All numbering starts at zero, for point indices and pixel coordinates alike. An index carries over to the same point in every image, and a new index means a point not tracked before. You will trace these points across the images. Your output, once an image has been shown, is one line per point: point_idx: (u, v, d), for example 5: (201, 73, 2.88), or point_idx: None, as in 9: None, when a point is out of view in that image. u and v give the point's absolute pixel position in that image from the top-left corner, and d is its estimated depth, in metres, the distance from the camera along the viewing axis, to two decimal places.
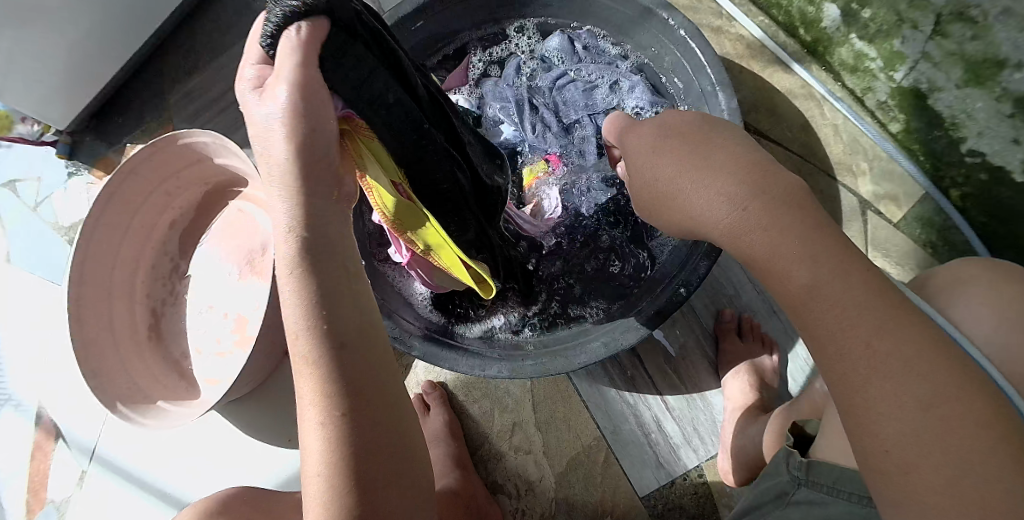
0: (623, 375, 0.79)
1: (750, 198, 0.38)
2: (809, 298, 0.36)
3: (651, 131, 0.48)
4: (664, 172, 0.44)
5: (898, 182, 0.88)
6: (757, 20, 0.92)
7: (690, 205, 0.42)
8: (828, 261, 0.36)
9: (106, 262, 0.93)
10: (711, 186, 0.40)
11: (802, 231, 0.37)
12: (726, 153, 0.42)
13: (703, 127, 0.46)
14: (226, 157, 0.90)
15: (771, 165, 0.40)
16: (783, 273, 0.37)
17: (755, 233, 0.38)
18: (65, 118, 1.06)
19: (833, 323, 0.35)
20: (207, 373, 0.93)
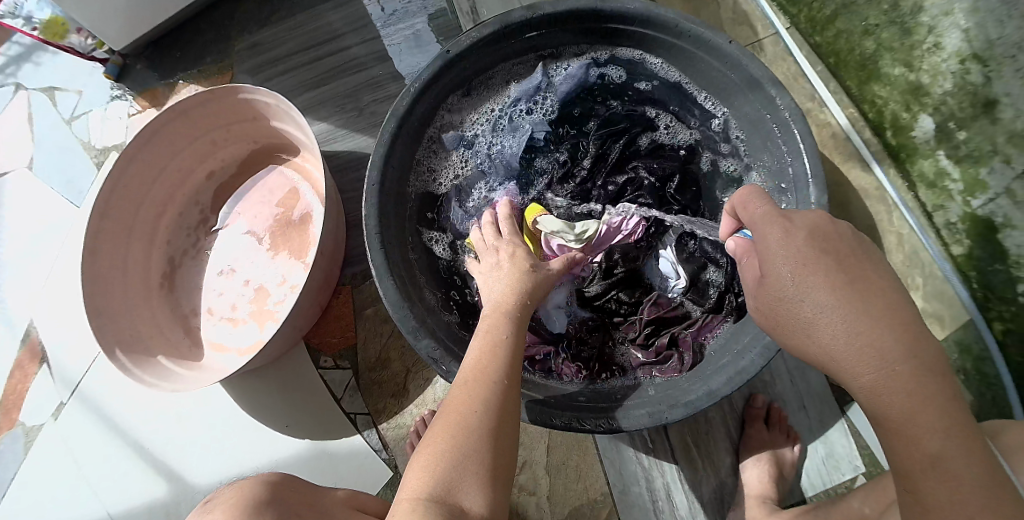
0: (643, 438, 0.77)
1: (902, 363, 0.38)
2: (930, 468, 0.37)
3: (803, 243, 0.44)
4: (814, 304, 0.42)
5: (947, 303, 0.87)
6: (846, 111, 0.92)
7: (834, 353, 0.41)
8: (959, 438, 0.36)
9: (134, 199, 0.89)
10: (865, 341, 0.39)
11: (941, 400, 0.37)
12: (884, 303, 0.40)
13: (857, 251, 0.44)
14: (286, 122, 0.87)
15: (920, 325, 0.40)
16: (911, 439, 0.38)
17: (898, 396, 0.38)
18: (124, 38, 1.02)
19: (945, 495, 0.36)
20: (215, 338, 0.89)
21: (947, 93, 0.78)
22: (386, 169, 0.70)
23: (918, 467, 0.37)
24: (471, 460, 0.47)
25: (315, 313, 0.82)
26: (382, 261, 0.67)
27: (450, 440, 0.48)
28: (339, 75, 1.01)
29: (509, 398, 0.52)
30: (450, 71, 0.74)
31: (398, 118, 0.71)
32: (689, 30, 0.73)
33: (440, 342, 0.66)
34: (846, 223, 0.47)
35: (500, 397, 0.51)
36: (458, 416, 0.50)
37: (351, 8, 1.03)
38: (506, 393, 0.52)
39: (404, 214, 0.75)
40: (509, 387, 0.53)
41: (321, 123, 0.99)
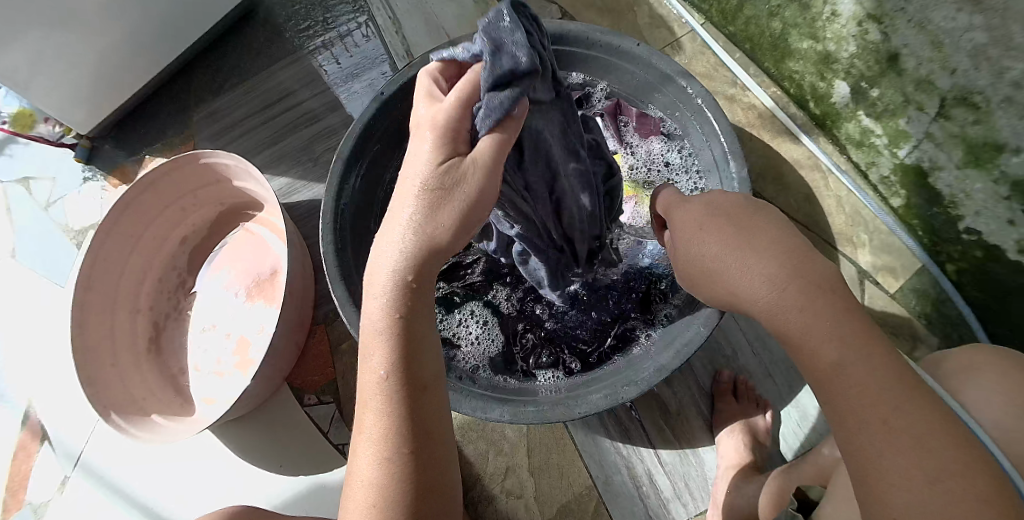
0: (618, 427, 0.80)
1: (789, 280, 0.41)
2: (836, 377, 0.37)
3: (699, 208, 0.50)
4: (709, 250, 0.46)
5: (896, 254, 0.90)
6: (769, 91, 0.97)
7: (735, 279, 0.44)
8: (856, 345, 0.37)
9: (114, 271, 0.94)
10: (755, 267, 0.42)
11: (832, 311, 0.39)
12: (768, 236, 0.44)
13: (749, 208, 0.48)
14: (246, 180, 0.92)
15: (808, 251, 0.42)
16: (812, 352, 0.39)
17: (792, 313, 0.40)
18: (88, 122, 1.08)
19: (855, 399, 0.36)
20: (204, 392, 0.93)
21: (853, 56, 0.81)
22: (337, 210, 0.75)
23: (826, 378, 0.38)
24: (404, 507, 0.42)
25: (292, 354, 0.86)
26: (343, 293, 0.71)
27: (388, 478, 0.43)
28: (292, 131, 1.06)
29: (436, 445, 0.45)
30: (386, 111, 0.79)
31: (344, 163, 0.76)
32: (600, 40, 0.79)
33: None
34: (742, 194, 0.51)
35: (420, 449, 0.44)
36: (383, 458, 0.43)
37: (298, 65, 1.09)
38: (425, 448, 0.44)
39: (363, 253, 0.80)
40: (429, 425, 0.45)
41: (281, 177, 1.04)
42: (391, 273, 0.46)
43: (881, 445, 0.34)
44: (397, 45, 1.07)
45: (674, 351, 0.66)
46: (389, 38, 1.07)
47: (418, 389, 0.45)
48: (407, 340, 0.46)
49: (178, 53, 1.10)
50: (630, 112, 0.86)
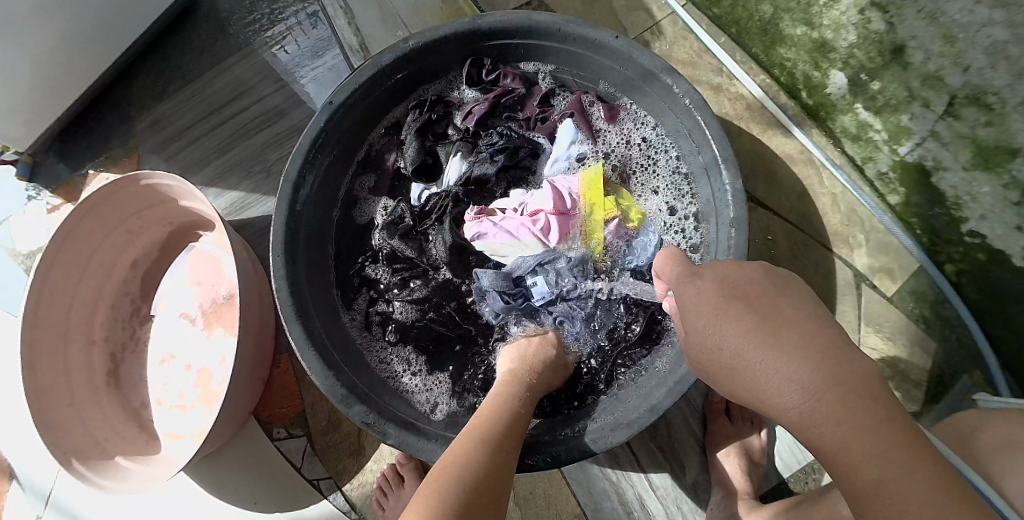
0: (606, 452, 0.76)
1: (825, 390, 0.35)
2: (875, 493, 0.33)
3: (712, 286, 0.44)
4: (729, 343, 0.41)
5: (893, 254, 0.85)
6: (758, 79, 0.90)
7: (762, 382, 0.39)
8: (900, 458, 0.33)
9: (63, 304, 0.87)
10: (785, 370, 0.37)
11: (874, 421, 0.34)
12: (799, 330, 0.38)
13: (768, 288, 0.43)
14: (191, 200, 0.84)
15: (846, 347, 0.37)
16: (850, 467, 0.35)
17: (824, 426, 0.35)
18: (28, 137, 1.00)
19: (896, 519, 0.32)
20: (167, 428, 0.88)
21: (852, 45, 0.74)
22: (289, 236, 0.68)
23: (866, 497, 0.34)
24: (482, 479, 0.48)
25: (257, 388, 0.81)
26: (300, 332, 0.65)
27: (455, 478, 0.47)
28: (245, 137, 0.98)
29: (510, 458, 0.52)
30: (337, 122, 0.72)
31: (293, 184, 0.69)
32: (572, 33, 0.71)
33: (375, 405, 0.65)
34: (759, 262, 0.46)
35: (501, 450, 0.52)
36: (463, 463, 0.49)
37: (249, 63, 1.00)
38: (508, 452, 0.53)
39: (320, 280, 0.74)
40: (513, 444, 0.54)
41: (231, 191, 0.97)
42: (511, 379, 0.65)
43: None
44: (349, 36, 0.98)
45: (659, 388, 0.62)
46: (338, 26, 0.98)
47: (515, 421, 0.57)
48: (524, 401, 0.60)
49: (116, 56, 1.01)
50: (596, 107, 0.78)
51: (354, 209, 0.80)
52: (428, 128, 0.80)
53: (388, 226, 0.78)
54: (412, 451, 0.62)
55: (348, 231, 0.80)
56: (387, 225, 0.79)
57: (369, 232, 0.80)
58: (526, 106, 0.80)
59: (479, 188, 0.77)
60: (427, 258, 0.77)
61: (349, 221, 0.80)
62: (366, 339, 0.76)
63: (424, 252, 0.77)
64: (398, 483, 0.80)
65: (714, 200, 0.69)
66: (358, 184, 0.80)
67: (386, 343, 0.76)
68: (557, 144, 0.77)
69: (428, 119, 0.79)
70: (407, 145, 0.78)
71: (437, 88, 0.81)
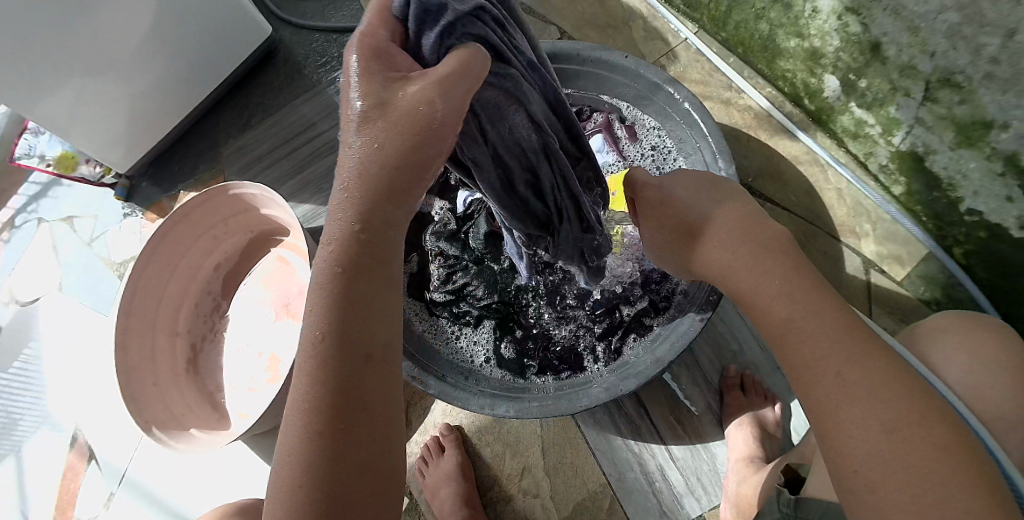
0: (629, 424, 0.82)
1: (739, 243, 0.46)
2: (789, 332, 0.41)
3: (662, 188, 0.55)
4: (672, 221, 0.52)
5: (901, 242, 0.90)
6: (764, 92, 0.99)
7: (693, 245, 0.50)
8: (802, 299, 0.41)
9: (153, 297, 1.01)
10: (710, 232, 0.48)
11: (781, 270, 0.43)
12: (723, 209, 0.49)
13: (709, 186, 0.53)
14: (270, 207, 0.98)
15: (760, 219, 0.48)
16: (765, 311, 0.43)
17: (742, 272, 0.45)
18: (126, 162, 1.17)
19: (808, 354, 0.39)
20: (238, 407, 0.98)
21: (839, 49, 0.83)
22: None
23: (781, 333, 0.41)
24: (325, 433, 0.37)
25: None
26: None
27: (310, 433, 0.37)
28: (315, 161, 1.13)
29: (363, 363, 0.39)
30: None
31: None
32: (589, 55, 0.83)
33: (419, 362, 0.74)
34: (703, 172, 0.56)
35: (340, 370, 0.38)
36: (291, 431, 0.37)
37: (319, 100, 1.16)
38: (352, 360, 0.38)
39: None
40: (367, 338, 0.39)
41: (303, 205, 1.10)
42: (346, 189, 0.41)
43: (838, 394, 0.37)
44: None
45: (665, 341, 0.69)
46: None
47: (346, 303, 0.39)
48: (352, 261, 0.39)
49: (205, 94, 1.18)
50: (619, 123, 0.90)
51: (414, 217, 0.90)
52: None
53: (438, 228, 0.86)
54: (449, 398, 0.70)
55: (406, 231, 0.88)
56: (437, 231, 0.86)
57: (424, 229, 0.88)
58: None
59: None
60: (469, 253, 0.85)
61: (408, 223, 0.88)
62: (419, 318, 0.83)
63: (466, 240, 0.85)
64: (439, 454, 0.84)
65: None
66: None
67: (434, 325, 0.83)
68: (585, 155, 0.90)
69: None
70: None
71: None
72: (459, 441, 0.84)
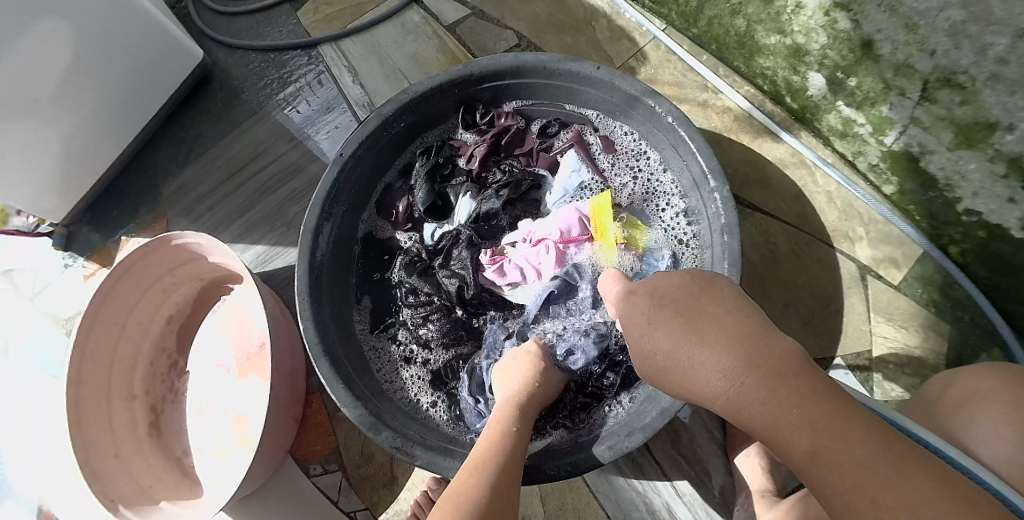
0: (630, 463, 0.78)
1: (746, 374, 0.41)
2: (813, 463, 0.37)
3: (644, 297, 0.51)
4: (661, 344, 0.47)
5: (895, 243, 0.87)
6: (742, 90, 0.93)
7: (691, 374, 0.45)
8: (827, 427, 0.37)
9: (104, 362, 0.93)
10: (710, 361, 0.43)
11: (798, 398, 0.39)
12: (718, 324, 0.44)
13: (694, 291, 0.48)
14: (219, 255, 0.89)
15: (765, 333, 0.43)
16: (784, 442, 0.39)
17: (755, 407, 0.40)
18: (61, 210, 1.07)
19: (840, 483, 0.35)
20: (210, 473, 0.91)
21: (825, 46, 0.78)
22: (312, 282, 0.73)
23: (805, 464, 0.38)
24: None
25: (292, 426, 0.85)
26: (330, 370, 0.68)
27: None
28: (264, 196, 1.03)
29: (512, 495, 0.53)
30: (347, 172, 0.77)
31: (311, 235, 0.74)
32: (556, 68, 0.76)
33: (401, 430, 0.68)
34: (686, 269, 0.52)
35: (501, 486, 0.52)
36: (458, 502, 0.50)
37: (264, 125, 1.07)
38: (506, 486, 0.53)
39: (341, 317, 0.78)
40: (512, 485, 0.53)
41: (256, 245, 1.01)
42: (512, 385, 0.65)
43: None
44: (354, 91, 1.04)
45: (666, 398, 0.64)
46: (345, 81, 1.05)
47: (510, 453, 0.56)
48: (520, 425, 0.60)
49: (138, 129, 1.08)
50: (592, 138, 0.83)
51: (376, 247, 0.85)
52: (435, 167, 0.84)
53: (406, 263, 0.82)
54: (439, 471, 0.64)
55: (372, 265, 0.85)
56: (406, 264, 0.83)
57: (388, 264, 0.85)
58: (524, 140, 0.85)
59: (489, 223, 0.81)
60: (444, 295, 0.79)
61: (373, 254, 0.85)
62: (384, 366, 0.79)
63: (433, 279, 0.80)
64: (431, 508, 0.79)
65: (706, 212, 0.72)
66: (376, 226, 0.86)
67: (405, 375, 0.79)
68: (559, 176, 0.81)
69: (436, 164, 0.84)
70: (418, 188, 0.84)
71: (438, 132, 0.86)
72: None
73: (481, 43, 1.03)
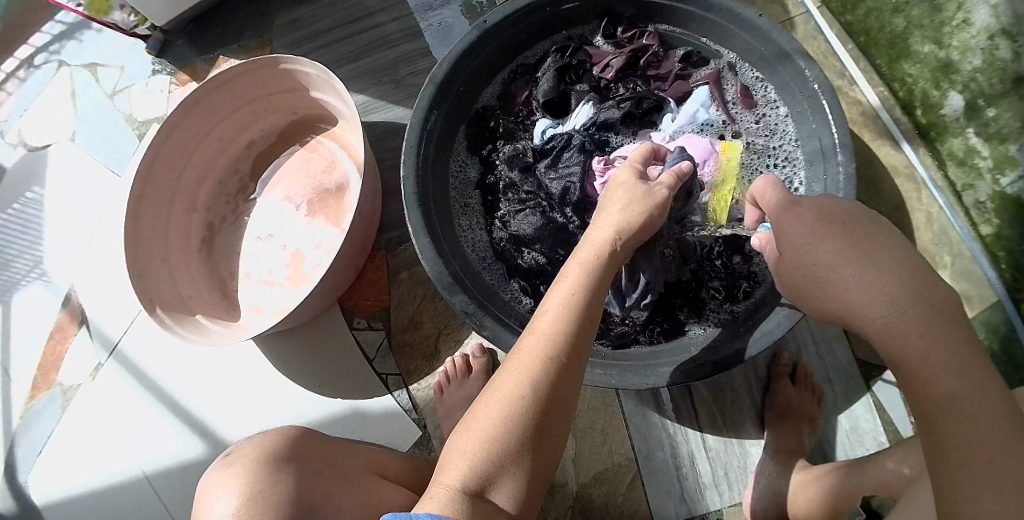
0: (668, 405, 0.79)
1: (911, 304, 0.42)
2: (945, 407, 0.40)
3: (811, 215, 0.49)
4: (823, 259, 0.46)
5: (975, 282, 0.87)
6: (876, 90, 0.93)
7: (848, 295, 0.45)
8: (970, 379, 0.39)
9: (177, 165, 0.93)
10: (874, 284, 0.43)
11: (953, 344, 0.40)
12: (888, 255, 0.44)
13: (865, 222, 0.47)
14: (325, 91, 0.89)
15: (929, 272, 0.43)
16: (925, 382, 0.41)
17: (910, 336, 0.41)
18: (164, 15, 1.06)
19: (961, 433, 0.39)
20: (251, 300, 0.92)
21: (977, 70, 0.78)
22: (424, 131, 0.73)
23: (935, 407, 0.40)
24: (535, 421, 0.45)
25: (350, 276, 0.85)
26: (418, 220, 0.70)
27: (492, 440, 0.44)
28: (374, 51, 1.03)
29: (575, 374, 0.48)
30: (487, 40, 0.77)
31: (434, 86, 0.74)
32: (719, 4, 0.75)
33: (473, 297, 0.70)
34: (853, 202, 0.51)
35: (564, 372, 0.47)
36: (509, 392, 0.46)
37: None
38: (570, 369, 0.48)
39: (440, 182, 0.78)
40: (576, 370, 0.48)
41: (358, 94, 1.02)
42: (601, 236, 0.54)
43: (978, 482, 0.37)
44: None
45: (740, 339, 0.66)
46: None
47: (581, 332, 0.49)
48: (590, 297, 0.50)
49: None
50: (731, 83, 0.82)
51: (486, 128, 0.85)
52: (565, 62, 0.84)
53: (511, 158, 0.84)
54: (501, 344, 0.67)
55: (481, 140, 0.84)
56: (510, 158, 0.84)
57: (497, 146, 0.85)
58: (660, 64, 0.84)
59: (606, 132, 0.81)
60: (543, 192, 0.81)
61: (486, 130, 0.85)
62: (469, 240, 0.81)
63: (533, 176, 0.82)
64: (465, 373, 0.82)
65: (821, 184, 0.73)
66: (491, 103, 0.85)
67: (490, 261, 0.80)
68: (686, 104, 0.82)
69: (567, 63, 0.84)
70: (544, 80, 0.83)
71: (580, 31, 0.85)
72: (488, 365, 0.83)
73: None
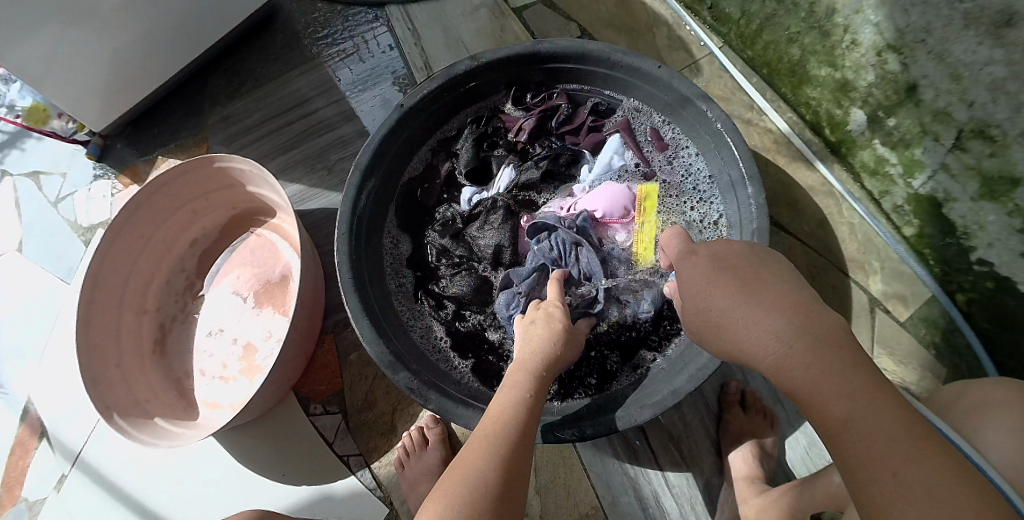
0: (627, 449, 0.80)
1: (797, 337, 0.43)
2: (844, 430, 0.39)
3: (705, 264, 0.52)
4: (719, 306, 0.49)
5: (907, 282, 0.90)
6: (785, 116, 0.98)
7: (744, 336, 0.46)
8: (863, 400, 0.39)
9: (122, 269, 0.93)
10: (761, 323, 0.45)
11: (840, 368, 0.40)
12: (774, 293, 0.46)
13: (753, 262, 0.50)
14: (259, 185, 0.91)
15: (814, 305, 0.45)
16: (822, 407, 0.40)
17: (799, 368, 0.42)
18: (100, 122, 1.07)
19: (864, 451, 0.37)
20: (209, 397, 0.92)
21: (872, 85, 0.81)
22: (353, 218, 0.75)
23: (833, 432, 0.39)
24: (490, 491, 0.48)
25: (301, 363, 0.86)
26: (356, 303, 0.71)
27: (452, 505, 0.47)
28: (306, 140, 1.06)
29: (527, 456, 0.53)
30: (403, 121, 0.79)
31: (361, 172, 0.76)
32: (620, 60, 0.78)
33: (416, 373, 0.70)
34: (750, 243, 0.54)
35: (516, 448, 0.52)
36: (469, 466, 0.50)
37: (312, 75, 1.09)
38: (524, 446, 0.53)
39: (375, 262, 0.79)
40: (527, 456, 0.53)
41: (293, 185, 1.04)
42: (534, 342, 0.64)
43: (892, 497, 0.35)
44: (416, 57, 1.07)
45: (676, 377, 0.68)
46: (406, 48, 1.07)
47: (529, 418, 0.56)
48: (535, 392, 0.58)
49: (194, 58, 1.10)
50: (642, 129, 0.86)
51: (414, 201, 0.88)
52: (482, 133, 0.88)
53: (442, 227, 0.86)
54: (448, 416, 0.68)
55: (410, 215, 0.87)
56: (442, 226, 0.86)
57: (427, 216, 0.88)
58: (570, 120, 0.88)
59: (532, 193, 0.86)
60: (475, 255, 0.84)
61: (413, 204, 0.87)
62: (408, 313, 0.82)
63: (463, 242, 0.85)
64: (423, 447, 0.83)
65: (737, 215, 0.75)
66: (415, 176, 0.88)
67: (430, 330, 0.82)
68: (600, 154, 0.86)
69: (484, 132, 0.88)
70: (463, 151, 0.87)
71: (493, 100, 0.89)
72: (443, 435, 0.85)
73: (545, 31, 1.07)
